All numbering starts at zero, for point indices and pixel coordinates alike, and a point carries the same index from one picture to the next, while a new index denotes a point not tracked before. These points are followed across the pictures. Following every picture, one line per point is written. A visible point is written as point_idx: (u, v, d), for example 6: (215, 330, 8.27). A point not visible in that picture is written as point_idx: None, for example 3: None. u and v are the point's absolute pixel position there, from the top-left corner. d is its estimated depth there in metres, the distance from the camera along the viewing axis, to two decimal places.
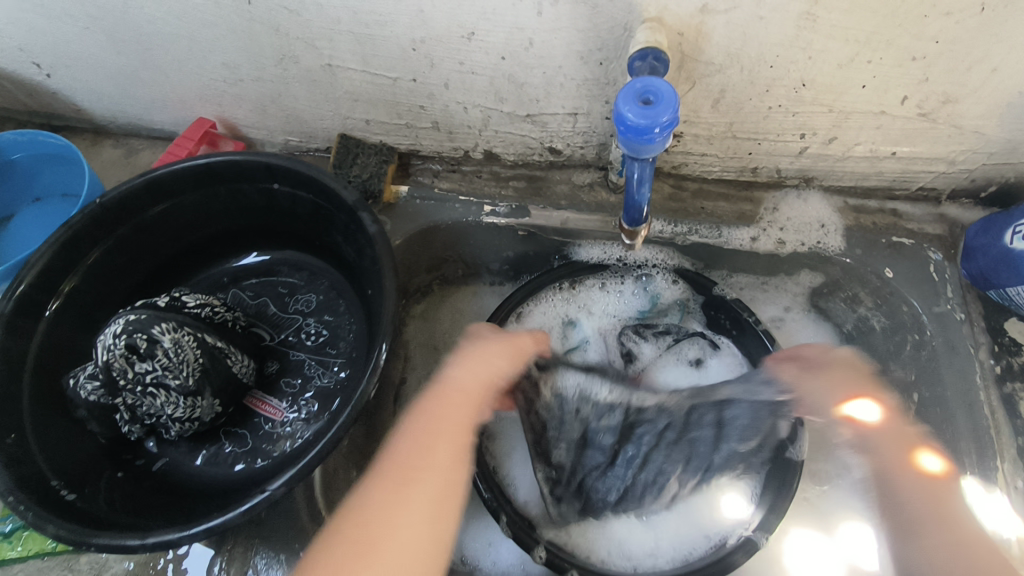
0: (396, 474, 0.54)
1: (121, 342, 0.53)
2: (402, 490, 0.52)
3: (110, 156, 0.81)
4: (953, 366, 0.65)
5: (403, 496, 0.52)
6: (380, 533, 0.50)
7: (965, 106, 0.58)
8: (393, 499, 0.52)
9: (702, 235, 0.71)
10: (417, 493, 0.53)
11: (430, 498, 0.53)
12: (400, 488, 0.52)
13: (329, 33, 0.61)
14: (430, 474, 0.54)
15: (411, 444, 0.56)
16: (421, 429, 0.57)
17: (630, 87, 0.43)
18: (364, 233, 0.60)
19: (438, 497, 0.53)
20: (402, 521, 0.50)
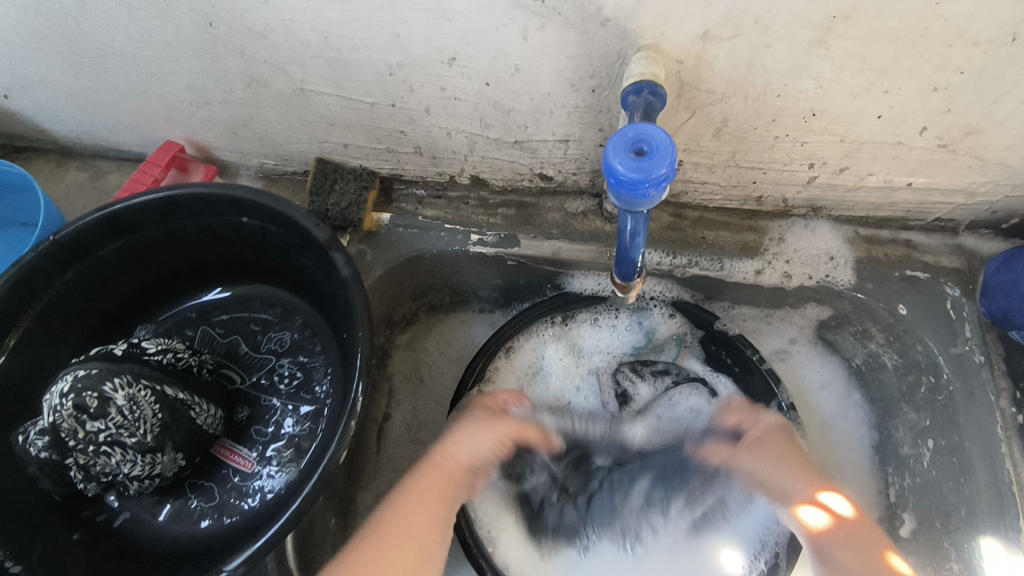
0: (382, 539, 0.48)
1: (69, 401, 0.48)
2: (396, 545, 0.48)
3: (75, 180, 0.77)
4: (971, 413, 0.61)
5: (384, 553, 0.47)
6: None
7: (989, 138, 0.54)
8: (378, 563, 0.46)
9: (703, 267, 0.67)
10: (398, 553, 0.47)
11: (411, 562, 0.47)
12: (381, 551, 0.47)
13: (299, 57, 0.56)
14: (411, 540, 0.49)
15: (406, 504, 0.51)
16: (434, 488, 0.53)
17: (621, 135, 0.39)
18: (337, 275, 0.55)
19: (422, 561, 0.48)
20: (383, 572, 0.46)
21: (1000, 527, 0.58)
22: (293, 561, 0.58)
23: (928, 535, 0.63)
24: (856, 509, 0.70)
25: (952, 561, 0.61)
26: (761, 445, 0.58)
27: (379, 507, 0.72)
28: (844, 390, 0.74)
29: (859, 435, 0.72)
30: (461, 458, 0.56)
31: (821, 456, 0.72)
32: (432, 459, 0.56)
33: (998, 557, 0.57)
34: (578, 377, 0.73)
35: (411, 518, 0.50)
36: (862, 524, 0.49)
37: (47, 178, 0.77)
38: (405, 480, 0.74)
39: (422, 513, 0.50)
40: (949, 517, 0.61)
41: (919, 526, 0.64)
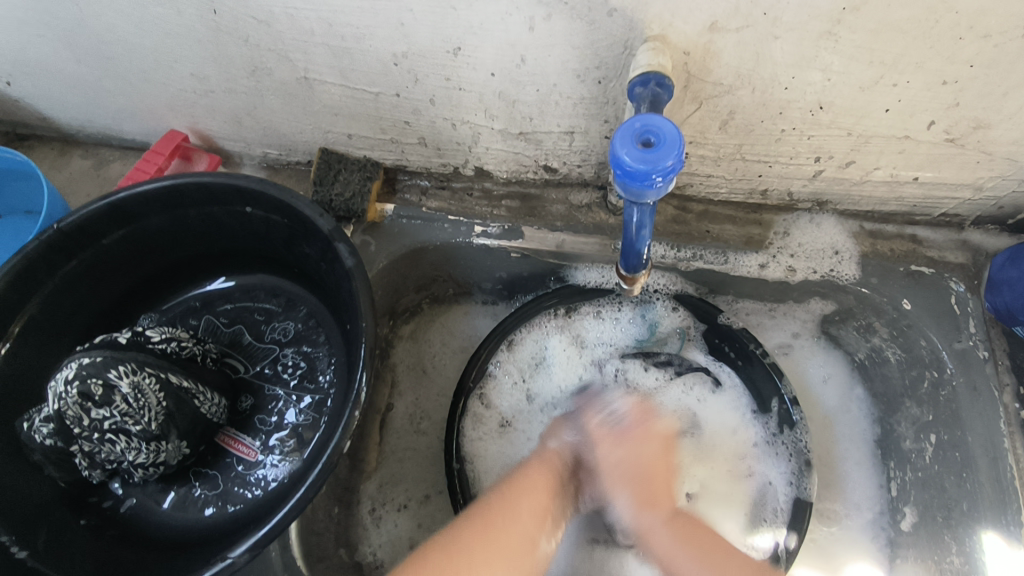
0: (483, 525, 0.48)
1: (74, 389, 0.48)
2: (502, 530, 0.48)
3: (79, 168, 0.77)
4: (973, 408, 0.61)
5: (506, 539, 0.48)
6: (476, 564, 0.46)
7: (997, 132, 0.53)
8: (491, 542, 0.48)
9: (707, 261, 0.67)
10: (503, 537, 0.48)
11: (526, 552, 0.49)
12: (487, 530, 0.48)
13: (303, 46, 0.56)
14: (521, 528, 0.49)
15: (516, 488, 0.51)
16: (544, 475, 0.53)
17: (628, 126, 0.38)
18: (342, 265, 0.55)
19: (532, 552, 0.49)
20: (498, 559, 0.47)
21: (1001, 522, 0.58)
22: (297, 549, 0.58)
23: (930, 529, 0.63)
24: (858, 503, 0.70)
25: (952, 554, 0.61)
26: (637, 451, 0.54)
27: (382, 496, 0.72)
28: (846, 384, 0.74)
29: (861, 429, 0.72)
30: (570, 449, 0.56)
31: (821, 451, 0.72)
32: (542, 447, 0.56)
33: (1000, 552, 0.57)
34: (580, 369, 0.72)
35: (532, 508, 0.51)
36: (714, 553, 0.50)
37: (51, 166, 0.77)
38: (407, 470, 0.74)
39: (535, 504, 0.51)
40: (951, 511, 0.61)
41: (920, 519, 0.65)
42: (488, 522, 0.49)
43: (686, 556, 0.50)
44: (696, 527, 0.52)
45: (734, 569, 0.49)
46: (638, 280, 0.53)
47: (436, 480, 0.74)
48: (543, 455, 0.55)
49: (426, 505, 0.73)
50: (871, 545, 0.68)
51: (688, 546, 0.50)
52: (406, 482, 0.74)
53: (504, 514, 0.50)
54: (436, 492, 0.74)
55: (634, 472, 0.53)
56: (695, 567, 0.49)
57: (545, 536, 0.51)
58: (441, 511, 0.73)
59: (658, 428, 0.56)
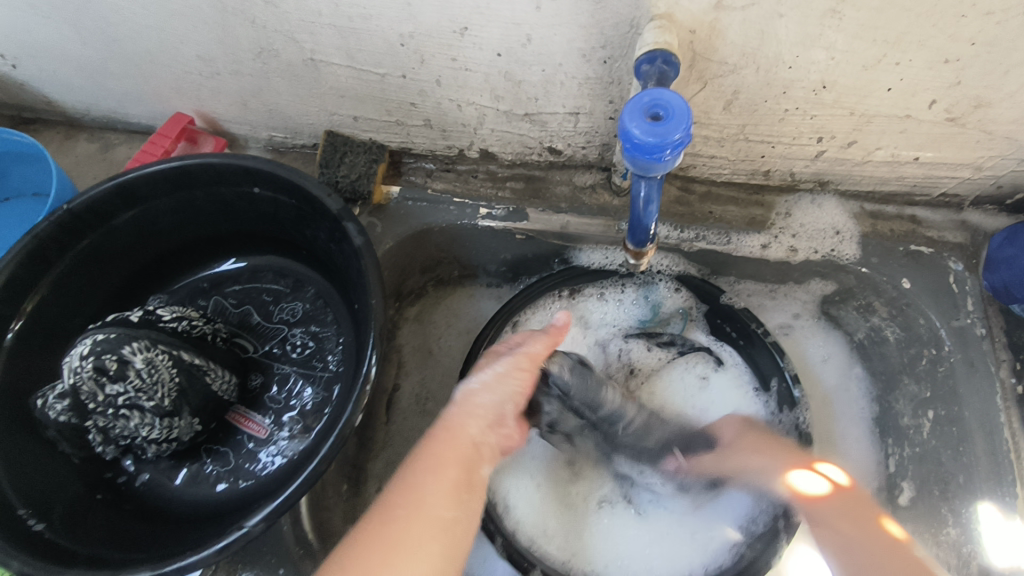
0: (378, 529, 0.44)
1: (89, 364, 0.49)
2: (401, 522, 0.44)
3: (85, 152, 0.77)
4: (970, 383, 0.62)
5: (409, 530, 0.44)
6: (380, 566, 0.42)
7: (997, 111, 0.54)
8: (406, 534, 0.44)
9: (710, 241, 0.68)
10: (422, 529, 0.44)
11: (437, 536, 0.44)
12: (384, 530, 0.44)
13: (310, 26, 0.56)
14: (421, 517, 0.45)
15: (412, 471, 0.47)
16: (444, 453, 0.49)
17: (638, 101, 0.39)
18: (350, 244, 0.56)
19: (447, 532, 0.45)
20: (408, 551, 0.43)
21: (998, 493, 0.60)
22: (307, 523, 0.59)
23: (927, 502, 0.65)
24: (857, 478, 0.71)
25: (949, 526, 0.62)
26: (746, 453, 0.63)
27: (389, 475, 0.73)
28: (845, 364, 0.75)
29: (859, 407, 0.73)
30: (477, 419, 0.51)
31: (822, 429, 0.73)
32: (450, 415, 0.52)
33: (996, 522, 0.60)
34: (584, 348, 0.73)
35: (431, 489, 0.46)
36: (860, 517, 0.55)
37: (56, 150, 0.77)
38: (414, 449, 0.75)
39: (433, 487, 0.46)
40: (948, 484, 0.63)
41: (918, 493, 0.65)
42: (419, 504, 0.45)
43: (835, 513, 0.56)
44: (851, 499, 0.57)
45: (861, 534, 0.54)
46: (643, 255, 0.54)
47: None
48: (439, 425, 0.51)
49: None
50: None
51: (837, 514, 0.56)
52: None
53: (419, 494, 0.46)
54: None
55: (755, 469, 0.62)
56: (853, 531, 0.54)
57: (456, 513, 0.46)
58: None
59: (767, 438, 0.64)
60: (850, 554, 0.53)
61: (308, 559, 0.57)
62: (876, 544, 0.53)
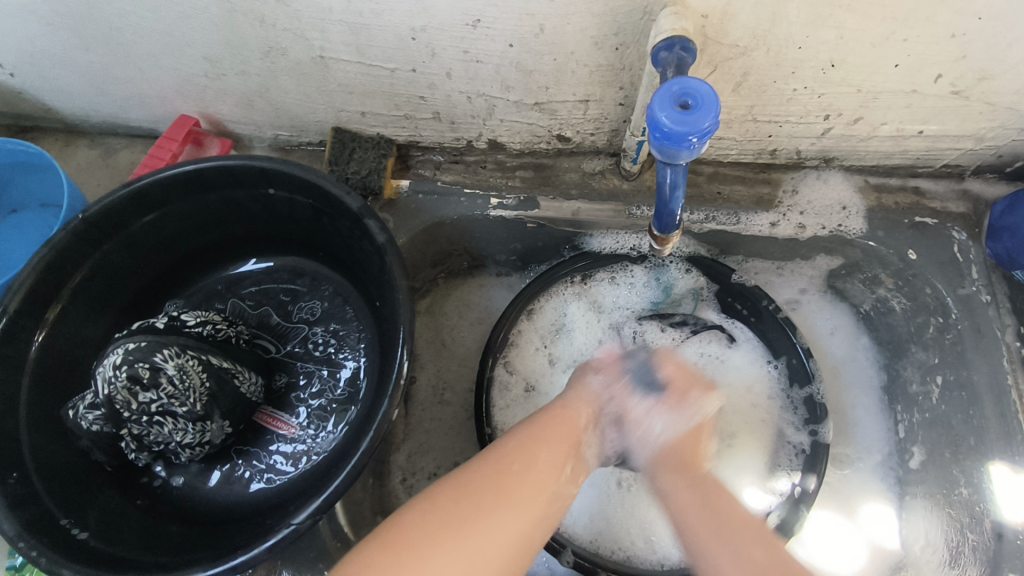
0: (493, 475, 0.45)
1: (122, 373, 0.49)
2: (517, 481, 0.45)
3: (86, 158, 0.76)
4: (977, 348, 0.64)
5: (512, 492, 0.44)
6: (488, 510, 0.43)
7: (1001, 83, 0.55)
8: (512, 493, 0.44)
9: (720, 222, 0.69)
10: (529, 490, 0.45)
11: (540, 504, 0.45)
12: (498, 481, 0.45)
13: (320, 24, 0.56)
14: (536, 480, 0.46)
15: (527, 440, 0.49)
16: (561, 429, 0.50)
17: (666, 90, 0.39)
18: (372, 241, 0.56)
19: (548, 502, 0.46)
20: (515, 509, 0.43)
21: (1008, 453, 0.60)
22: (341, 518, 0.61)
23: (938, 465, 0.67)
24: (868, 446, 0.74)
25: (960, 487, 0.64)
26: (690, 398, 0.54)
27: (413, 466, 0.75)
28: (853, 335, 0.77)
29: (868, 375, 0.76)
30: (593, 413, 0.53)
31: (832, 399, 0.76)
32: (569, 400, 0.53)
33: (1006, 481, 0.60)
34: (599, 331, 0.74)
35: (550, 462, 0.47)
36: (729, 506, 0.45)
37: (57, 157, 0.76)
38: (435, 439, 0.77)
39: (551, 461, 0.47)
40: (958, 447, 0.65)
41: (928, 456, 0.68)
42: (498, 465, 0.46)
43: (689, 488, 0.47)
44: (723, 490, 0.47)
45: (737, 514, 0.44)
46: (670, 242, 0.55)
47: (464, 448, 0.76)
48: (557, 404, 0.52)
49: (456, 472, 0.75)
50: (881, 484, 0.72)
51: (706, 499, 0.46)
52: (435, 450, 0.76)
53: (517, 457, 0.46)
54: (464, 459, 0.76)
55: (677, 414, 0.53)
56: (709, 517, 0.44)
57: (559, 490, 0.47)
58: None
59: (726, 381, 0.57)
60: (708, 539, 0.43)
61: (345, 553, 0.59)
62: (737, 538, 0.43)
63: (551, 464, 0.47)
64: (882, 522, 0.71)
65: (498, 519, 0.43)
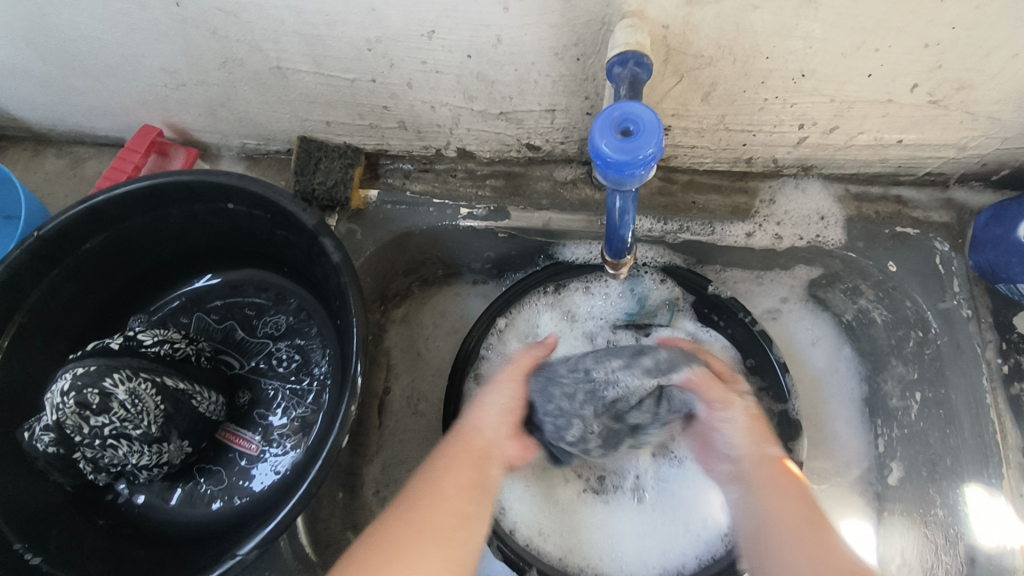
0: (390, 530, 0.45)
1: (71, 399, 0.49)
2: (429, 506, 0.46)
3: (54, 168, 0.75)
4: (957, 365, 0.62)
5: (416, 538, 0.44)
6: (409, 546, 0.43)
7: (980, 92, 0.53)
8: (421, 522, 0.45)
9: (694, 232, 0.67)
10: (439, 530, 0.45)
11: (455, 533, 0.45)
12: (406, 523, 0.45)
13: (274, 35, 0.54)
14: (446, 501, 0.47)
15: (426, 481, 0.48)
16: (463, 454, 0.50)
17: (608, 116, 0.39)
18: (328, 259, 0.55)
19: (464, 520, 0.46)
20: (427, 536, 0.44)
21: (983, 474, 0.59)
22: (304, 536, 0.60)
23: (915, 483, 0.66)
24: (847, 460, 0.72)
25: (937, 507, 0.63)
26: (737, 427, 0.52)
27: (385, 478, 0.74)
28: (835, 345, 0.75)
29: (849, 389, 0.74)
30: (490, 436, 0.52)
31: (811, 411, 0.74)
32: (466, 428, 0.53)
33: (982, 504, 0.59)
34: (572, 342, 0.73)
35: (442, 488, 0.47)
36: (804, 504, 0.47)
37: (25, 167, 0.75)
38: (408, 451, 0.76)
39: (454, 488, 0.48)
40: (936, 466, 0.63)
41: (906, 474, 0.67)
42: (412, 515, 0.46)
43: (777, 506, 0.47)
44: (785, 479, 0.49)
45: (794, 508, 0.47)
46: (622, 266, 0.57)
47: None
48: (454, 436, 0.52)
49: None
50: (859, 500, 0.71)
51: (786, 498, 0.48)
52: (408, 462, 0.75)
53: (424, 503, 0.46)
54: None
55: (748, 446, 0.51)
56: (786, 507, 0.47)
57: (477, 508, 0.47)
58: None
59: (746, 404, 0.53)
60: (781, 549, 0.45)
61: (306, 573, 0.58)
62: (802, 522, 0.46)
63: (469, 487, 0.48)
64: (860, 539, 0.69)
65: (416, 555, 0.43)
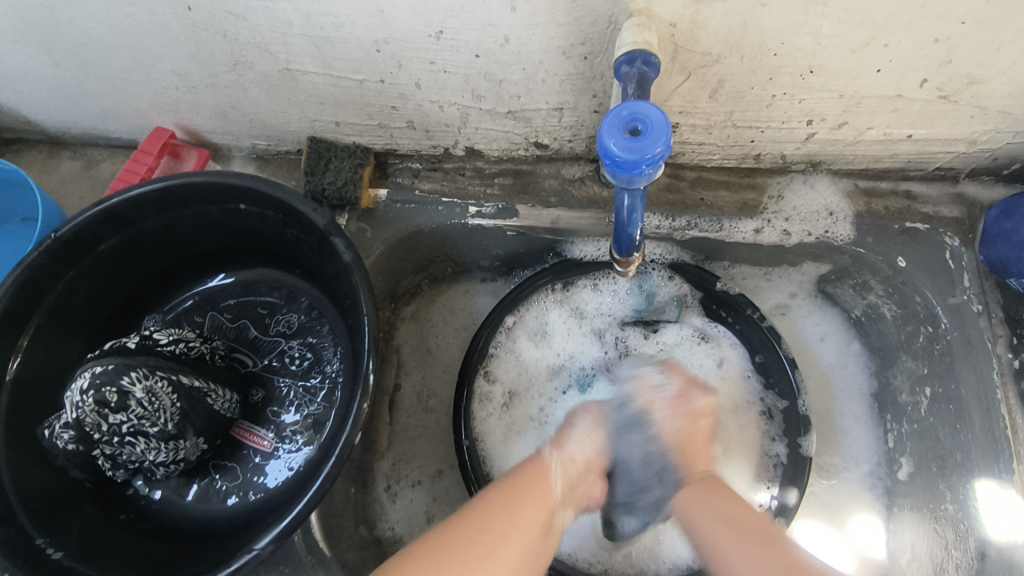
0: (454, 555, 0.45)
1: (89, 397, 0.50)
2: (507, 530, 0.47)
3: (69, 170, 0.76)
4: (967, 360, 0.62)
5: (490, 550, 0.45)
6: (478, 562, 0.45)
7: (990, 87, 0.53)
8: (498, 551, 0.46)
9: (702, 229, 0.67)
10: (509, 548, 0.46)
11: (522, 561, 0.47)
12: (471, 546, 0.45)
13: (283, 38, 0.55)
14: (523, 534, 0.48)
15: (504, 497, 0.50)
16: (541, 483, 0.52)
17: (617, 115, 0.40)
18: (339, 259, 0.56)
19: (531, 553, 0.48)
20: (501, 566, 0.45)
21: (994, 469, 0.59)
22: (318, 531, 0.61)
23: (925, 478, 0.66)
24: (856, 455, 0.72)
25: (947, 502, 0.63)
26: (674, 426, 0.54)
27: (396, 474, 0.75)
28: (843, 340, 0.75)
29: (858, 383, 0.74)
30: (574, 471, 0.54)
31: (820, 407, 0.74)
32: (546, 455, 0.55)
33: (993, 497, 0.59)
34: (581, 339, 0.73)
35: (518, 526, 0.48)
36: (734, 514, 0.49)
37: (40, 170, 0.77)
38: (419, 447, 0.77)
39: (526, 536, 0.48)
40: (946, 461, 0.63)
41: (916, 468, 0.67)
42: (480, 523, 0.47)
43: (707, 517, 0.49)
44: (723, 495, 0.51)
45: (746, 517, 0.48)
46: (631, 263, 0.57)
47: (447, 456, 0.76)
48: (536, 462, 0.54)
49: (439, 480, 0.75)
50: (869, 494, 0.71)
51: (716, 512, 0.50)
52: (419, 458, 0.76)
53: (499, 517, 0.48)
54: (448, 466, 0.76)
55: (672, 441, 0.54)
56: (709, 518, 0.49)
57: (540, 546, 0.50)
58: (454, 484, 0.75)
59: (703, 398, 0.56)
60: (716, 539, 0.48)
61: (321, 567, 0.59)
62: (740, 538, 0.47)
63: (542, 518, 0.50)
64: (871, 534, 0.69)
65: (488, 574, 0.44)
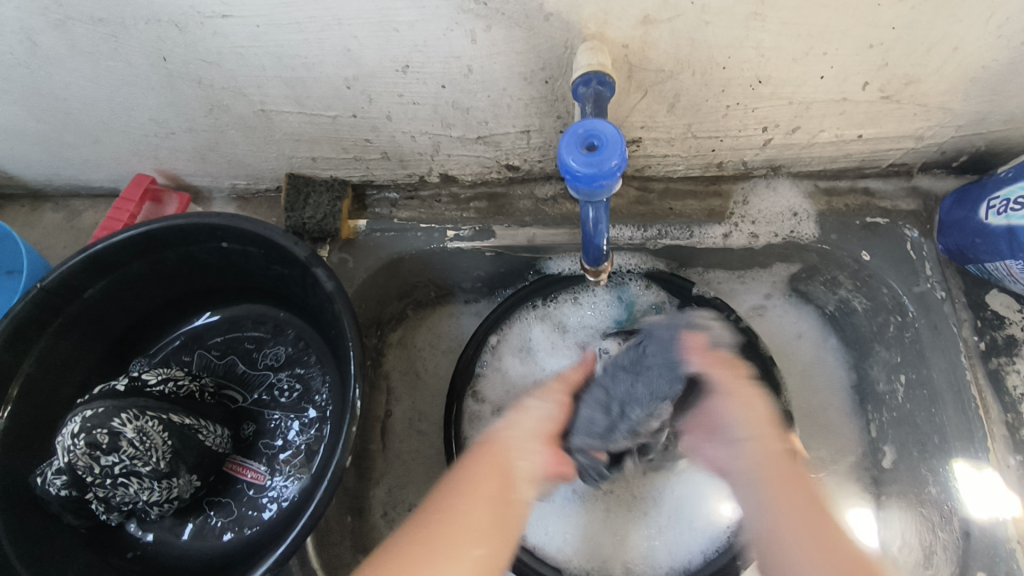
0: (437, 515, 0.50)
1: (81, 441, 0.50)
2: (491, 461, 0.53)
3: (52, 222, 0.78)
4: (935, 347, 0.64)
5: (452, 527, 0.48)
6: (443, 542, 0.48)
7: (928, 85, 0.56)
8: (478, 490, 0.51)
9: (674, 236, 0.69)
10: (460, 524, 0.49)
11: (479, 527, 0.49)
12: (435, 527, 0.48)
13: (256, 80, 0.57)
14: (478, 509, 0.50)
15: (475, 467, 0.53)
16: (495, 459, 0.54)
17: (572, 134, 0.42)
18: (322, 288, 0.57)
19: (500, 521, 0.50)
20: (488, 484, 0.51)
21: (970, 449, 0.61)
22: (315, 561, 0.62)
23: (908, 464, 0.67)
24: (841, 447, 0.74)
25: (930, 485, 0.64)
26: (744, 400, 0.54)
27: (393, 499, 0.76)
28: (820, 337, 0.78)
29: (837, 376, 0.76)
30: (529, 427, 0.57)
31: (803, 402, 0.76)
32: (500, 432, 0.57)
33: (970, 479, 0.60)
34: (565, 352, 0.75)
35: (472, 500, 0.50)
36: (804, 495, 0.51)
37: (24, 223, 0.78)
38: (414, 470, 0.78)
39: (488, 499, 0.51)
40: (925, 445, 0.65)
41: (899, 456, 0.69)
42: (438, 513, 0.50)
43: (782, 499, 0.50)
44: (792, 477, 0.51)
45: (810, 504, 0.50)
46: (600, 273, 0.60)
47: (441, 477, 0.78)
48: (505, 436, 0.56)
49: None
50: (857, 486, 0.73)
51: (793, 495, 0.50)
52: (415, 481, 0.77)
53: (454, 508, 0.50)
54: None
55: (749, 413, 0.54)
56: (789, 507, 0.50)
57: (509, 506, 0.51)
58: None
59: (763, 404, 0.55)
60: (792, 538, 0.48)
61: None
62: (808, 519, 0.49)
63: (496, 494, 0.51)
64: (864, 526, 0.70)
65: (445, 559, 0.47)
